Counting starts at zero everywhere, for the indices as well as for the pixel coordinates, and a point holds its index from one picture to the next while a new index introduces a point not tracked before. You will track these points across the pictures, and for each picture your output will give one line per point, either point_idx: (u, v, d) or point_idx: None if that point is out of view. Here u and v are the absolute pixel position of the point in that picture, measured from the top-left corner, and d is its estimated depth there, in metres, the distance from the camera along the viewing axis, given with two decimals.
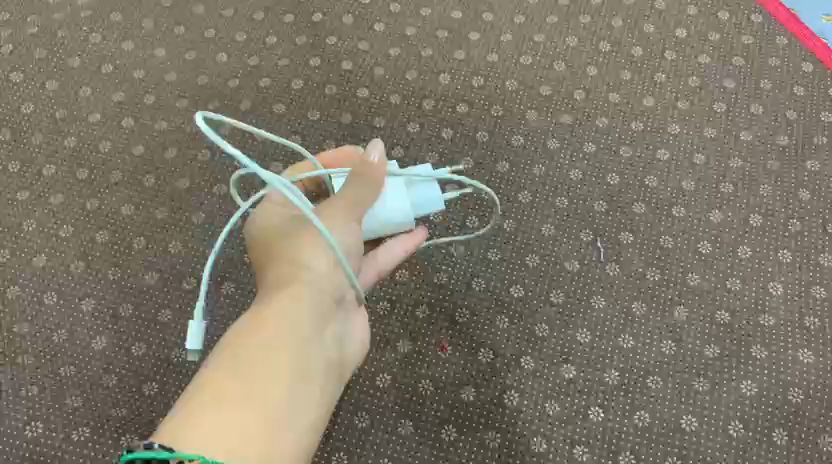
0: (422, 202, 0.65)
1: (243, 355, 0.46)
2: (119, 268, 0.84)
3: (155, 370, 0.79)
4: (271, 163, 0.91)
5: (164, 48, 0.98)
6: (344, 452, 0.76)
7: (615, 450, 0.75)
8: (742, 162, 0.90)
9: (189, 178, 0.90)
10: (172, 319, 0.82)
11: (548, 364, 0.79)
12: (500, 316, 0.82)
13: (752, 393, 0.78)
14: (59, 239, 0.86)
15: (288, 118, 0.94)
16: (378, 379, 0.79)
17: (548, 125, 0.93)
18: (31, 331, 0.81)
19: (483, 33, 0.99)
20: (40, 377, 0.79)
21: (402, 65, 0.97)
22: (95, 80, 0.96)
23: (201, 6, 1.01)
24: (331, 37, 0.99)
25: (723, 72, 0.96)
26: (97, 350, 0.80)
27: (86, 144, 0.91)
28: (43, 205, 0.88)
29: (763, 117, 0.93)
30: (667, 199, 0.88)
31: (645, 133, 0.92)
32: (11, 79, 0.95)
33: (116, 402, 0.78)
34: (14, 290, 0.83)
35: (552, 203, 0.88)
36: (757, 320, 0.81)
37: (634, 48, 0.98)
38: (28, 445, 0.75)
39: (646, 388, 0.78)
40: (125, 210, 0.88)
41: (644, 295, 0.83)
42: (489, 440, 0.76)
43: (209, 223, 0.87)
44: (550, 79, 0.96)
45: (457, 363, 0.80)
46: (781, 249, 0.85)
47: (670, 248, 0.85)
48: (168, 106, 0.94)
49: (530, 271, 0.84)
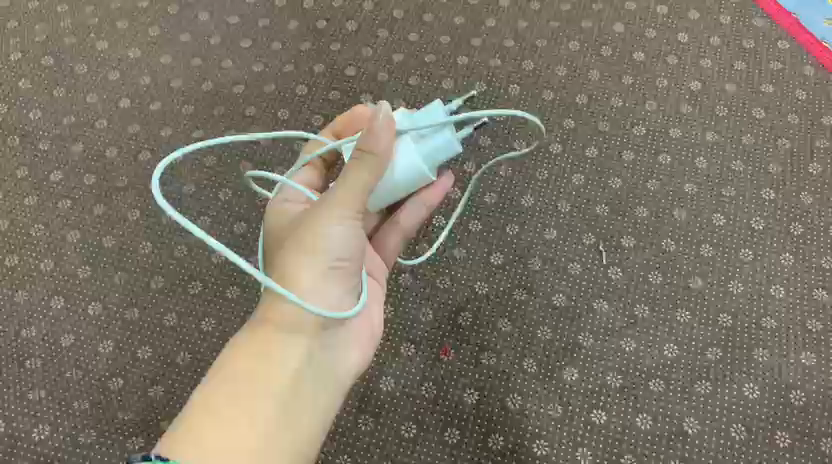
0: (435, 152, 0.57)
1: (240, 371, 0.52)
2: (126, 272, 0.85)
3: (162, 373, 0.80)
4: (276, 168, 0.91)
5: (169, 54, 0.99)
6: (348, 455, 0.76)
7: (617, 453, 0.76)
8: (744, 165, 0.91)
9: (195, 183, 0.91)
10: (178, 323, 0.82)
11: (550, 367, 0.80)
12: (502, 319, 0.82)
13: (754, 396, 0.78)
14: (67, 244, 0.87)
15: (292, 124, 0.95)
16: (381, 382, 0.79)
17: (550, 130, 0.93)
18: (39, 334, 0.82)
19: (485, 39, 1.00)
20: (48, 380, 0.80)
21: (405, 70, 0.98)
22: (102, 86, 0.97)
23: (206, 13, 1.03)
24: (335, 44, 1.00)
25: (725, 75, 0.97)
26: (104, 353, 0.81)
27: (93, 150, 0.92)
28: (50, 210, 0.89)
29: (765, 121, 0.93)
30: (669, 202, 0.88)
31: (647, 137, 0.93)
32: (19, 86, 0.97)
33: (123, 405, 0.78)
34: (23, 294, 0.84)
35: (555, 207, 0.88)
36: (759, 323, 0.82)
37: (636, 52, 0.99)
38: (35, 447, 0.76)
39: (648, 390, 0.78)
40: (132, 215, 0.88)
41: (647, 297, 0.83)
42: (491, 443, 0.77)
43: (214, 228, 0.88)
44: (552, 83, 0.97)
45: (461, 366, 0.80)
46: (783, 252, 0.85)
47: (672, 251, 0.86)
48: (173, 112, 0.95)
49: (533, 274, 0.85)
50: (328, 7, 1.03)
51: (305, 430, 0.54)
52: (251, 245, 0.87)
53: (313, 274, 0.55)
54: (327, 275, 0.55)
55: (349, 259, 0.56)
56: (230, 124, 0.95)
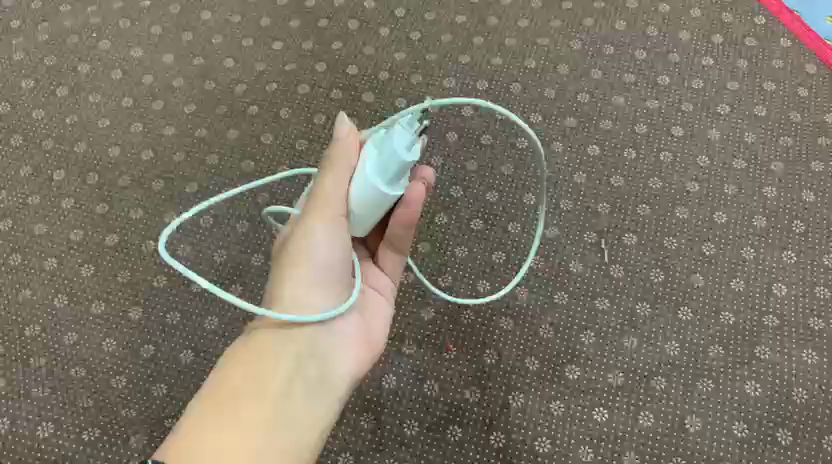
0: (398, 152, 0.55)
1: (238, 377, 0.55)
2: (129, 271, 0.85)
3: (165, 371, 0.80)
4: (278, 167, 0.92)
5: (172, 54, 1.00)
6: (350, 453, 0.77)
7: (619, 451, 0.76)
8: (746, 163, 0.91)
9: (197, 182, 0.91)
10: (181, 321, 0.83)
11: (553, 365, 0.80)
12: (504, 317, 0.82)
13: (756, 394, 0.78)
14: (70, 243, 0.87)
15: (294, 123, 0.95)
16: (384, 380, 0.80)
17: (552, 128, 0.93)
18: (43, 332, 0.82)
19: (487, 37, 1.00)
20: (51, 378, 0.80)
21: (407, 69, 0.98)
22: (105, 85, 0.97)
23: (208, 12, 1.03)
24: (337, 42, 1.00)
25: (728, 73, 0.97)
26: (107, 351, 0.81)
27: (95, 150, 0.93)
28: (53, 209, 0.89)
29: (767, 118, 0.93)
30: (671, 200, 0.88)
31: (649, 135, 0.93)
32: (22, 86, 0.97)
33: (126, 403, 0.79)
34: (26, 293, 0.84)
35: (557, 205, 0.88)
36: (761, 321, 0.81)
37: (638, 50, 0.99)
38: (39, 445, 0.77)
39: (650, 388, 0.79)
40: (134, 214, 0.89)
41: (649, 296, 0.83)
42: (494, 441, 0.77)
43: (217, 227, 0.88)
44: (554, 82, 0.97)
45: (462, 364, 0.80)
46: (785, 250, 0.85)
47: (674, 249, 0.86)
48: (176, 111, 0.96)
49: (535, 273, 0.85)
50: (330, 6, 1.03)
51: (304, 435, 0.56)
52: (253, 243, 0.87)
53: (300, 285, 0.59)
54: (311, 285, 0.59)
55: (331, 269, 0.60)
56: (233, 123, 0.95)
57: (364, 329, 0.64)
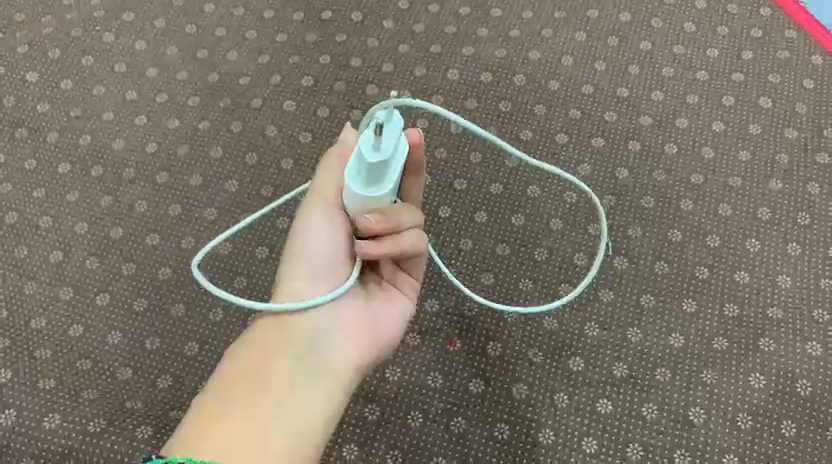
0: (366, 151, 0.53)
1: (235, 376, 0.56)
2: (134, 264, 0.86)
3: (170, 363, 0.81)
4: (281, 159, 0.92)
5: (175, 47, 1.00)
6: (355, 445, 0.77)
7: (623, 442, 0.76)
8: (751, 155, 0.90)
9: (201, 175, 0.91)
10: (185, 314, 0.83)
11: (556, 357, 0.80)
12: (508, 309, 0.82)
13: (760, 386, 0.78)
14: (75, 236, 0.87)
15: (298, 115, 0.95)
16: (388, 372, 0.80)
17: (556, 120, 0.93)
18: (48, 325, 0.82)
19: (490, 29, 1.00)
20: (57, 370, 0.80)
21: (410, 61, 0.98)
22: (109, 78, 0.97)
23: (212, 5, 1.03)
24: (340, 35, 1.00)
25: (733, 65, 0.96)
26: (112, 344, 0.82)
27: (100, 142, 0.93)
28: (58, 202, 0.89)
29: (772, 110, 0.93)
30: (676, 192, 0.88)
31: (654, 127, 0.92)
32: (27, 79, 0.97)
33: (131, 395, 0.79)
34: (32, 286, 0.84)
35: (561, 197, 0.88)
36: (766, 313, 0.81)
37: (643, 42, 0.98)
38: (45, 436, 0.77)
39: (654, 380, 0.79)
40: (139, 207, 0.89)
41: (653, 288, 0.83)
42: (498, 432, 0.77)
43: (221, 219, 0.88)
44: (558, 74, 0.96)
45: (466, 355, 0.80)
46: (790, 242, 0.85)
47: (678, 242, 0.85)
48: (180, 103, 0.96)
49: (539, 265, 0.85)
50: None
51: (304, 430, 0.55)
52: (257, 236, 0.87)
53: (298, 280, 0.59)
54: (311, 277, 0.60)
55: (331, 261, 0.60)
56: (236, 115, 0.95)
57: (372, 317, 0.62)
